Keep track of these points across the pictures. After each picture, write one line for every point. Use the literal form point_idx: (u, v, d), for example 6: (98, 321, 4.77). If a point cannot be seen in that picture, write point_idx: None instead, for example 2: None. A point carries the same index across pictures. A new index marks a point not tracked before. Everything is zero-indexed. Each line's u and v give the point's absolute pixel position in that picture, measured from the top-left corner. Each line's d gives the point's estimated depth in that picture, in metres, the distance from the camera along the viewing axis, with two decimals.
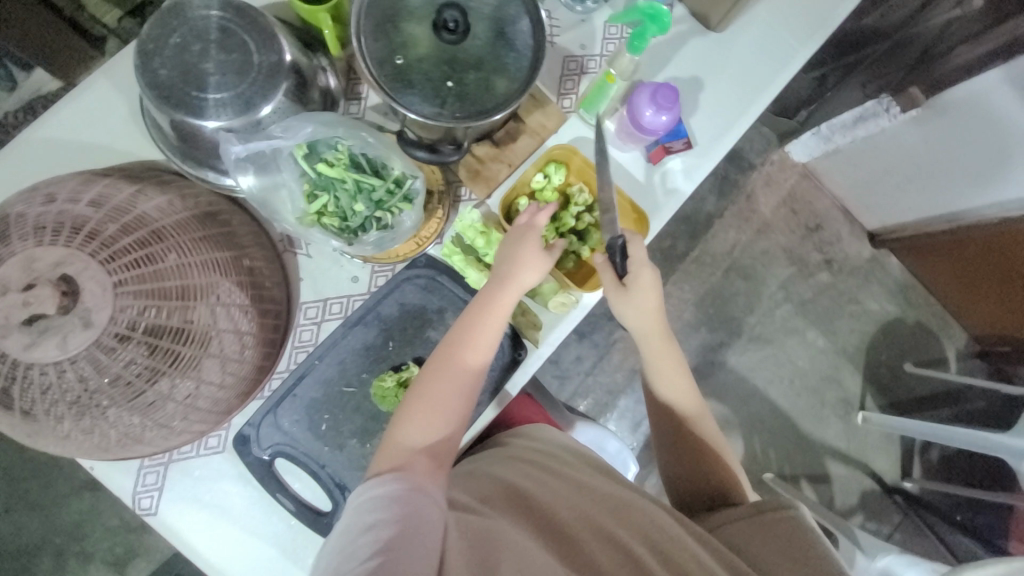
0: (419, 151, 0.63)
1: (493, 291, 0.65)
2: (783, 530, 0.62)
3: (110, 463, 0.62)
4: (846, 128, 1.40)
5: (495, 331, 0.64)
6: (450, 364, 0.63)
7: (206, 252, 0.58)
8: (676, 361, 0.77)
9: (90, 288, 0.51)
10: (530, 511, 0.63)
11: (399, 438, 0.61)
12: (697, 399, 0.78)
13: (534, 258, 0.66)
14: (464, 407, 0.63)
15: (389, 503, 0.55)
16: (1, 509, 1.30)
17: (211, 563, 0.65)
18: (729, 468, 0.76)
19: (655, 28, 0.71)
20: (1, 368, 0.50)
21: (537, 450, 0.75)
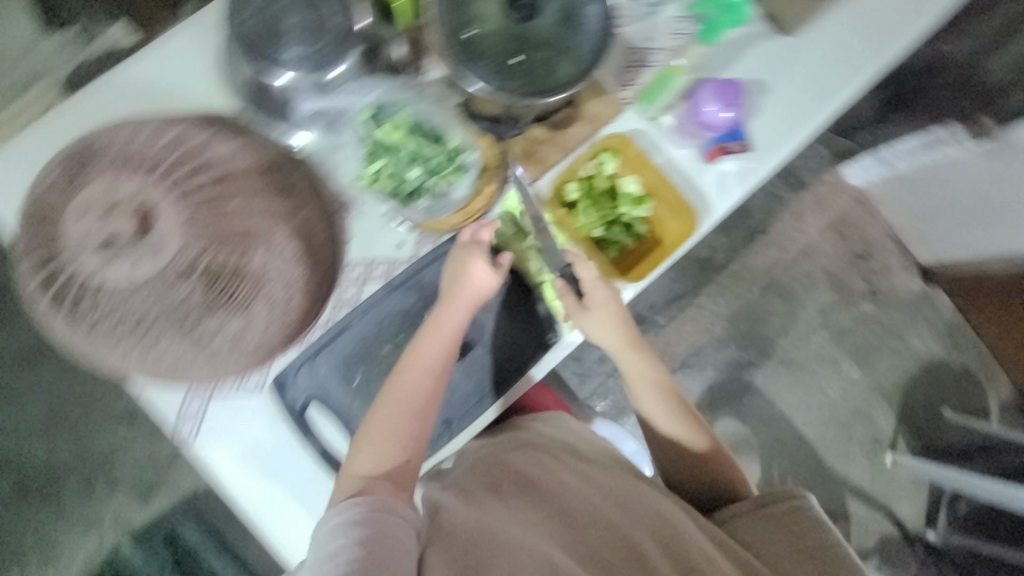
0: (482, 120, 0.70)
1: (439, 314, 0.67)
2: (792, 519, 0.65)
3: (161, 387, 0.66)
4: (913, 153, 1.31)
5: (444, 350, 0.66)
6: (398, 389, 0.65)
7: (269, 200, 0.61)
8: (642, 365, 0.77)
9: (164, 221, 0.54)
10: (521, 504, 0.65)
11: (356, 468, 0.64)
12: (667, 400, 0.77)
13: (482, 275, 0.67)
14: (417, 425, 0.65)
15: (351, 524, 0.59)
16: (46, 428, 1.39)
17: (240, 497, 0.68)
18: (720, 465, 0.75)
19: (729, 20, 0.78)
20: (78, 285, 0.55)
21: (536, 440, 0.76)
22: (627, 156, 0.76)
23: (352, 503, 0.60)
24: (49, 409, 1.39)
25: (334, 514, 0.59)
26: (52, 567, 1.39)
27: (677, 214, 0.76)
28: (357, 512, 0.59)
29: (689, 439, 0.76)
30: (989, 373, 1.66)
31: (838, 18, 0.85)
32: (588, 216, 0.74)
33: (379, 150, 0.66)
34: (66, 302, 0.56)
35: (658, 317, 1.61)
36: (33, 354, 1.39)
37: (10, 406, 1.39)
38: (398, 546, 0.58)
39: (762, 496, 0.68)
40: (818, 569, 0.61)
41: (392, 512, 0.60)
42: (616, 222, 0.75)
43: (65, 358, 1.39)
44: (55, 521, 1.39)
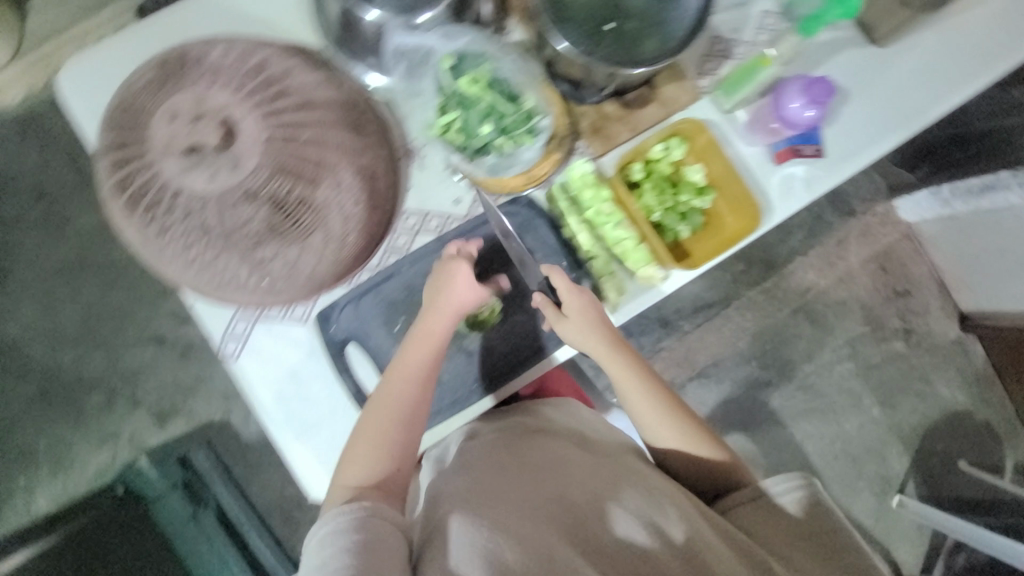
0: (563, 83, 0.70)
1: (424, 323, 0.67)
2: (796, 506, 0.64)
3: (211, 304, 0.68)
4: (970, 195, 1.32)
5: (430, 358, 0.66)
6: (382, 399, 0.65)
7: (343, 134, 0.62)
8: (630, 369, 0.71)
9: (246, 137, 0.55)
10: (521, 491, 0.62)
11: (345, 480, 0.63)
12: (651, 399, 0.71)
13: (466, 285, 0.67)
14: (404, 432, 0.65)
15: (339, 532, 0.56)
16: (72, 339, 1.41)
17: (270, 421, 0.69)
18: (712, 454, 0.71)
19: (838, 11, 0.69)
20: (157, 187, 0.56)
21: (537, 431, 0.74)
22: (695, 144, 0.75)
23: (340, 512, 0.58)
24: (82, 321, 1.41)
25: (321, 524, 0.57)
26: (63, 475, 1.39)
27: (739, 209, 0.74)
28: (343, 520, 0.57)
29: (678, 434, 0.71)
30: (1011, 431, 1.61)
31: (931, 36, 0.82)
32: (648, 198, 0.72)
33: (455, 101, 0.65)
34: (142, 202, 0.58)
35: (683, 323, 1.58)
36: (74, 266, 1.40)
37: (44, 312, 1.41)
38: (390, 551, 0.56)
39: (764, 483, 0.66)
40: (823, 557, 0.60)
41: (379, 517, 0.58)
42: (677, 209, 0.73)
43: (104, 274, 1.41)
44: (73, 431, 1.40)
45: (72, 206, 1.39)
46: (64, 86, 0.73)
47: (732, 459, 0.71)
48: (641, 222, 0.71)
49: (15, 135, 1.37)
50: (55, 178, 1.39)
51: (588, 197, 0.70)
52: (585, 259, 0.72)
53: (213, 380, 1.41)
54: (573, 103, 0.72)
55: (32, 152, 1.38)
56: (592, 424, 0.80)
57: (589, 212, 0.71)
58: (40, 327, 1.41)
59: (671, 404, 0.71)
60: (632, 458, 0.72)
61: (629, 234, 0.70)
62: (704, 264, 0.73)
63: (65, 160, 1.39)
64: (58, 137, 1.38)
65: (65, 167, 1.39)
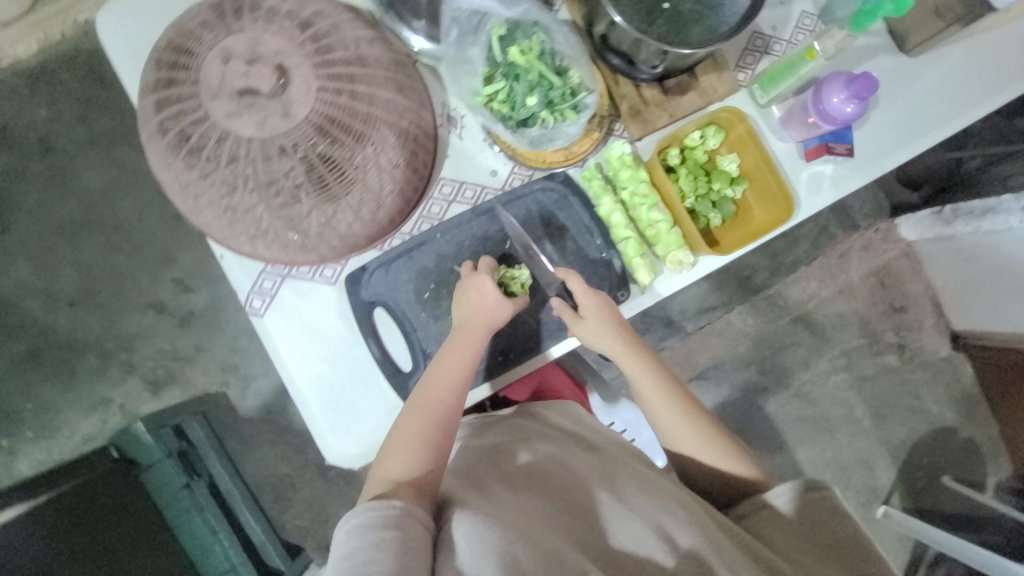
0: (616, 58, 0.71)
1: (460, 335, 0.66)
2: (815, 512, 0.63)
3: (239, 257, 0.67)
4: (969, 218, 1.31)
5: (468, 368, 0.66)
6: (421, 401, 0.65)
7: (391, 93, 0.62)
8: (651, 375, 0.72)
9: (298, 84, 0.55)
10: (532, 495, 0.63)
11: (381, 471, 0.62)
12: (666, 398, 0.71)
13: (492, 296, 0.66)
14: (441, 438, 0.64)
15: (369, 526, 0.55)
16: (67, 299, 1.35)
17: (291, 381, 0.69)
18: (724, 452, 0.71)
19: (892, 7, 0.65)
20: (204, 128, 0.55)
21: (540, 434, 0.74)
22: (729, 135, 0.75)
23: (373, 506, 0.56)
24: (79, 281, 1.35)
25: (352, 514, 0.56)
26: (48, 440, 1.32)
27: (768, 201, 0.75)
28: (376, 515, 0.55)
29: (691, 431, 0.71)
30: (993, 452, 1.57)
31: (957, 51, 0.84)
32: (683, 182, 0.73)
33: (503, 70, 0.65)
34: (186, 143, 0.57)
35: (686, 323, 1.53)
36: (75, 224, 1.35)
37: (41, 270, 1.35)
38: (416, 553, 0.54)
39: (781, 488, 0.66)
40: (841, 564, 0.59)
41: (413, 516, 0.56)
42: (709, 196, 0.74)
43: (104, 234, 1.35)
44: (62, 395, 1.34)
45: (79, 162, 1.34)
46: (104, 28, 0.71)
47: (744, 457, 0.71)
48: (676, 203, 0.72)
49: (24, 86, 1.32)
50: (63, 134, 1.33)
51: (625, 176, 0.71)
52: (618, 239, 0.73)
53: (211, 350, 1.35)
54: (616, 85, 0.73)
55: (40, 105, 1.33)
56: (594, 426, 0.81)
57: (624, 191, 0.72)
58: (36, 284, 1.35)
59: (684, 402, 0.72)
60: (634, 462, 0.73)
61: (664, 216, 0.71)
62: (735, 250, 0.73)
63: (72, 115, 1.33)
64: (68, 91, 1.33)
65: (73, 121, 1.33)
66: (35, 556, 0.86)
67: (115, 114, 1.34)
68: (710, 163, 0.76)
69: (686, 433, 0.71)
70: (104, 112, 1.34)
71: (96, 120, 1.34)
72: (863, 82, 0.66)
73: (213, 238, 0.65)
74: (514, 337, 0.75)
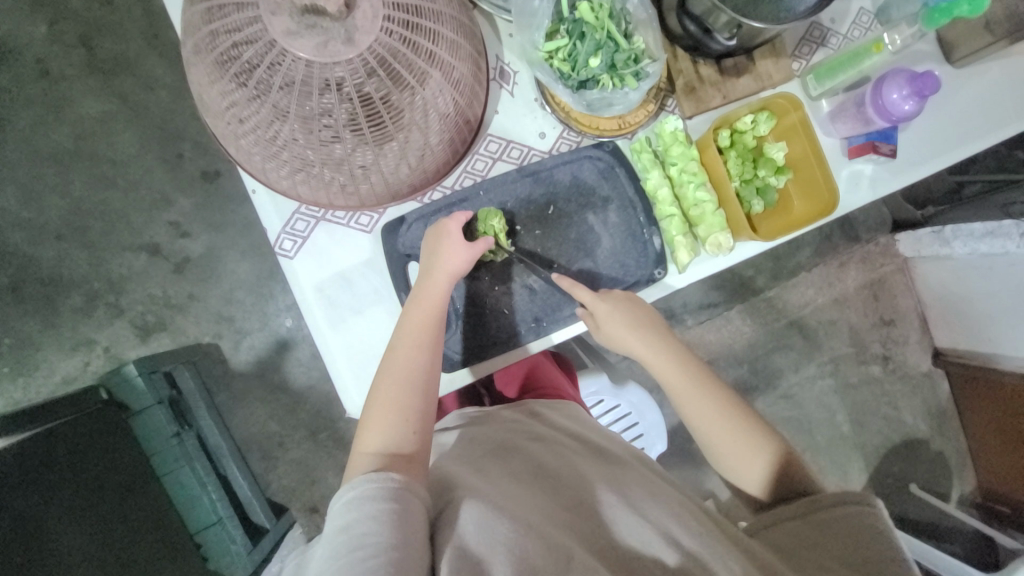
0: (693, 25, 0.68)
1: (424, 288, 0.67)
2: (843, 528, 0.58)
3: (276, 199, 0.71)
4: (968, 238, 1.21)
5: (433, 322, 0.66)
6: (395, 363, 0.64)
7: (454, 33, 0.59)
8: (687, 373, 0.71)
9: (364, 9, 0.51)
10: (529, 487, 0.60)
11: (362, 447, 0.60)
12: (703, 396, 0.70)
13: (461, 249, 0.67)
14: (423, 400, 0.63)
15: (366, 498, 0.53)
16: (53, 234, 1.26)
17: (315, 323, 0.73)
18: (756, 455, 0.68)
19: (967, 7, 0.65)
20: (261, 46, 0.52)
21: (543, 432, 0.71)
22: (780, 123, 0.75)
23: (371, 478, 0.54)
24: (68, 215, 1.26)
25: (349, 487, 0.54)
26: (25, 378, 1.25)
27: (810, 193, 0.75)
28: (373, 487, 0.53)
29: (723, 427, 0.69)
30: (958, 464, 1.47)
31: (996, 67, 0.81)
32: (732, 165, 0.73)
33: (568, 27, 0.64)
34: (239, 64, 0.53)
35: (683, 317, 1.40)
36: (67, 154, 1.26)
37: (26, 199, 1.26)
38: (413, 524, 0.52)
39: (813, 498, 0.63)
40: None
41: (411, 491, 0.54)
42: (753, 182, 0.74)
43: (99, 168, 1.26)
44: (42, 332, 1.26)
45: (76, 89, 1.25)
46: None
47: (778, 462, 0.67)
48: (724, 184, 0.72)
49: (24, 1, 1.23)
50: (61, 56, 1.24)
51: (675, 153, 0.71)
52: (661, 216, 0.73)
53: (206, 300, 1.29)
54: (674, 59, 0.72)
55: (39, 24, 1.23)
56: (597, 428, 0.77)
57: (672, 167, 0.72)
58: (20, 215, 1.26)
59: (716, 396, 0.70)
60: (647, 471, 0.67)
61: (710, 196, 0.71)
62: (773, 237, 0.73)
63: (73, 38, 1.24)
64: (72, 12, 1.23)
65: (73, 45, 1.24)
66: (13, 513, 0.79)
67: (120, 40, 1.24)
68: (757, 150, 0.75)
69: (721, 435, 0.69)
70: (107, 37, 1.24)
71: (98, 45, 1.24)
72: (926, 80, 0.67)
73: (258, 174, 0.63)
74: (549, 308, 0.76)
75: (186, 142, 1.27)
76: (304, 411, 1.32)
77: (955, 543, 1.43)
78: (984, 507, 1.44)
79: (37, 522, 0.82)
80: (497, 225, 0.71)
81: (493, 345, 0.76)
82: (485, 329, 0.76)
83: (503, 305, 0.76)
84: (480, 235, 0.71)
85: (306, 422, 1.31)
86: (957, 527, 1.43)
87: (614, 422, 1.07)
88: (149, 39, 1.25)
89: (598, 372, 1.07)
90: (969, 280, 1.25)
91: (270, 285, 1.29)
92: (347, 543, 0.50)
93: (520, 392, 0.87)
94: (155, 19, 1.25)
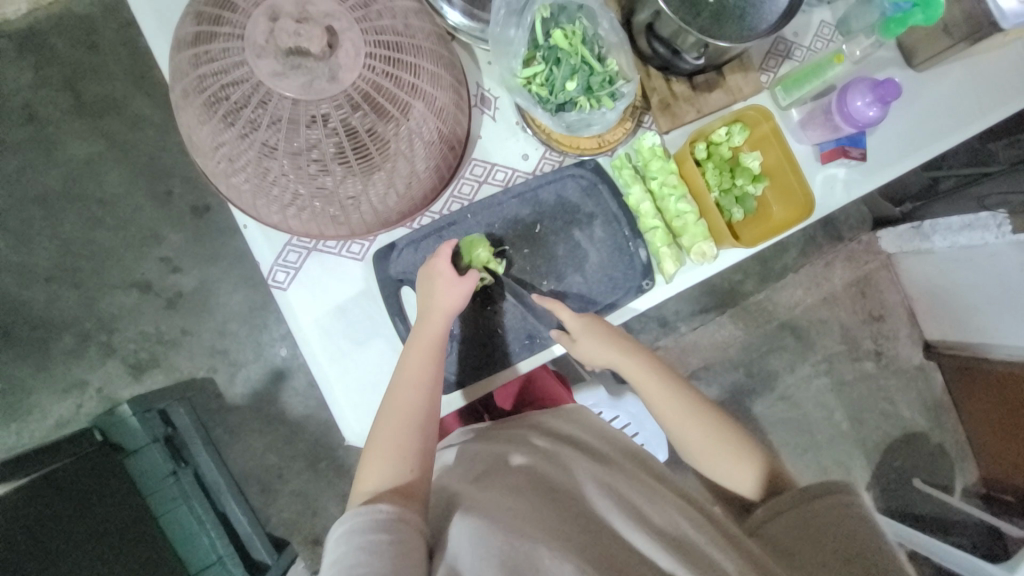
0: (661, 47, 0.71)
1: (423, 323, 0.68)
2: (840, 517, 0.59)
3: (267, 232, 0.72)
4: (947, 232, 1.24)
5: (430, 353, 0.67)
6: (393, 398, 0.65)
7: (434, 65, 0.61)
8: (663, 383, 0.73)
9: (346, 49, 0.53)
10: (530, 497, 0.59)
11: (363, 482, 0.61)
12: (680, 403, 0.72)
13: (453, 282, 0.68)
14: (420, 434, 0.64)
15: (358, 530, 0.53)
16: (43, 276, 1.26)
17: (311, 354, 0.74)
18: (733, 456, 0.70)
19: (922, 16, 0.69)
20: (247, 87, 0.53)
21: (544, 442, 0.70)
22: (753, 134, 0.77)
23: (362, 509, 0.55)
24: (58, 256, 1.26)
25: (342, 520, 0.55)
26: (17, 424, 1.23)
27: (787, 198, 0.77)
28: (363, 519, 0.54)
29: (702, 434, 0.71)
30: (958, 455, 1.48)
31: (958, 69, 0.85)
32: (710, 176, 0.76)
33: (544, 53, 0.67)
34: (227, 105, 0.55)
35: (676, 325, 1.42)
36: (55, 196, 1.26)
37: (16, 243, 1.26)
38: (406, 553, 0.52)
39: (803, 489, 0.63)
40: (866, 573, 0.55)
41: (401, 522, 0.54)
42: (732, 192, 0.77)
43: (87, 208, 1.27)
44: (33, 376, 1.25)
45: (63, 132, 1.26)
46: None
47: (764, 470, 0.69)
48: (704, 195, 0.74)
49: (9, 50, 1.25)
50: (48, 100, 1.25)
51: (655, 167, 0.73)
52: (646, 229, 0.75)
53: (199, 333, 1.29)
54: (647, 78, 0.75)
55: (27, 70, 1.25)
56: (601, 430, 0.77)
57: (653, 181, 0.74)
58: (11, 259, 1.25)
59: (691, 400, 0.72)
60: (647, 477, 0.67)
61: (691, 207, 0.73)
62: (756, 243, 0.75)
63: (60, 83, 1.26)
64: (57, 57, 1.25)
65: (59, 89, 1.26)
66: (16, 555, 0.79)
67: (106, 82, 1.26)
68: (734, 160, 0.78)
69: (698, 441, 0.71)
70: (92, 79, 1.26)
71: (85, 88, 1.26)
72: (887, 87, 0.70)
73: (249, 209, 0.64)
74: (542, 324, 0.77)
75: (175, 178, 1.28)
76: (302, 440, 1.31)
77: (963, 534, 1.42)
78: (988, 497, 1.44)
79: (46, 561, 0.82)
80: (483, 255, 0.71)
81: (488, 364, 0.77)
82: (480, 348, 0.76)
83: (497, 323, 0.77)
84: (469, 268, 0.71)
85: (305, 452, 1.29)
86: (965, 519, 1.43)
87: None
88: (135, 79, 1.27)
89: (596, 384, 1.06)
90: (952, 273, 1.28)
91: (263, 315, 1.29)
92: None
93: (520, 406, 0.87)
94: (140, 59, 1.27)
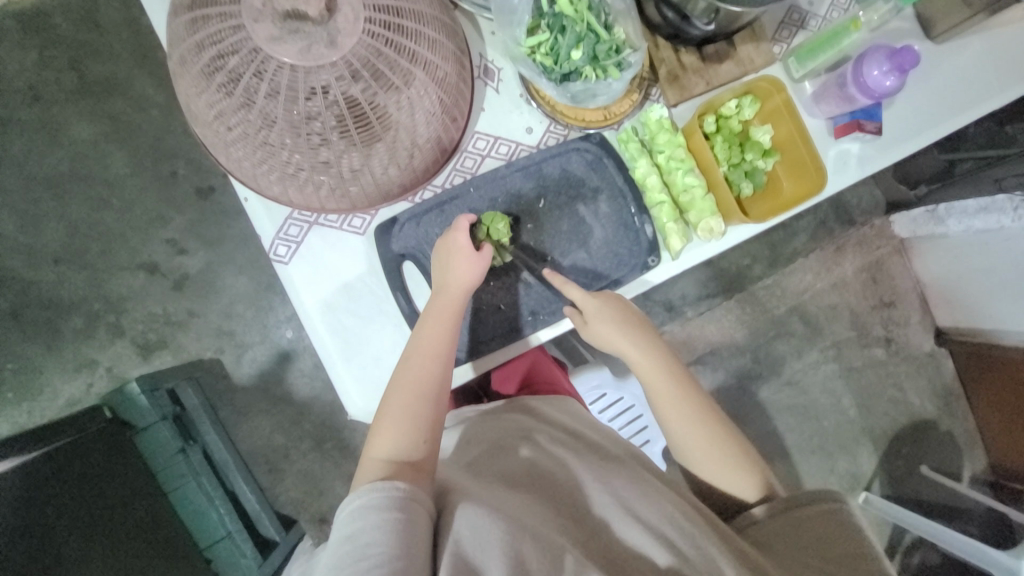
0: (670, 11, 0.70)
1: (437, 300, 0.68)
2: (820, 524, 0.59)
3: (269, 206, 0.71)
4: (962, 215, 1.21)
5: (445, 333, 0.66)
6: (407, 374, 0.65)
7: (436, 31, 0.60)
8: (671, 377, 0.70)
9: (345, 13, 0.52)
10: (531, 491, 0.59)
11: (372, 455, 0.61)
12: (686, 404, 0.69)
13: (466, 262, 0.67)
14: (433, 412, 0.64)
15: (371, 508, 0.52)
16: (51, 257, 1.27)
17: (314, 329, 0.74)
18: (729, 466, 0.68)
19: None
20: (245, 54, 0.52)
21: (540, 428, 0.70)
22: (765, 106, 0.75)
23: (376, 487, 0.54)
24: (65, 238, 1.27)
25: (354, 496, 0.53)
26: (29, 403, 1.25)
27: (799, 176, 0.75)
28: (378, 496, 0.53)
29: (701, 437, 0.69)
30: (968, 443, 1.46)
31: (975, 43, 0.82)
32: (719, 150, 0.74)
33: (549, 21, 0.65)
34: (225, 72, 0.54)
35: (683, 310, 1.40)
36: (61, 177, 1.27)
37: (25, 224, 1.26)
38: (418, 530, 0.52)
39: (788, 496, 0.62)
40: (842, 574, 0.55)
41: (417, 501, 0.53)
42: (741, 166, 0.75)
43: (93, 189, 1.27)
44: (44, 355, 1.27)
45: (67, 113, 1.26)
46: None
47: (756, 480, 0.68)
48: (713, 169, 0.72)
49: (12, 29, 1.24)
50: (52, 81, 1.25)
51: (662, 140, 0.71)
52: (651, 204, 0.74)
53: (205, 315, 1.29)
54: (656, 48, 0.73)
55: (30, 51, 1.25)
56: (595, 424, 0.77)
57: (661, 155, 0.73)
58: (18, 240, 1.26)
59: (697, 402, 0.70)
60: (639, 468, 0.67)
61: (698, 181, 0.72)
62: (765, 220, 0.73)
63: (62, 62, 1.25)
64: (59, 37, 1.25)
65: (63, 69, 1.25)
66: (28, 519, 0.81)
67: (109, 62, 1.26)
68: (744, 134, 0.75)
69: (695, 441, 0.69)
70: (95, 60, 1.25)
71: (88, 68, 1.25)
72: (905, 55, 0.68)
73: (250, 182, 0.64)
74: (545, 300, 0.76)
75: (179, 159, 1.28)
76: (308, 422, 1.31)
77: (970, 522, 1.42)
78: (997, 485, 1.43)
79: (53, 543, 0.83)
80: (501, 228, 0.72)
81: (491, 341, 0.76)
82: (483, 325, 0.76)
83: (500, 300, 0.76)
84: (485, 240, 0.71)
85: (311, 433, 1.30)
86: (971, 507, 1.42)
87: (619, 415, 1.06)
88: (138, 59, 1.26)
89: (600, 365, 1.05)
90: (968, 259, 1.24)
91: (268, 297, 1.30)
92: (349, 552, 0.50)
93: (517, 390, 0.86)
94: (143, 39, 1.26)
